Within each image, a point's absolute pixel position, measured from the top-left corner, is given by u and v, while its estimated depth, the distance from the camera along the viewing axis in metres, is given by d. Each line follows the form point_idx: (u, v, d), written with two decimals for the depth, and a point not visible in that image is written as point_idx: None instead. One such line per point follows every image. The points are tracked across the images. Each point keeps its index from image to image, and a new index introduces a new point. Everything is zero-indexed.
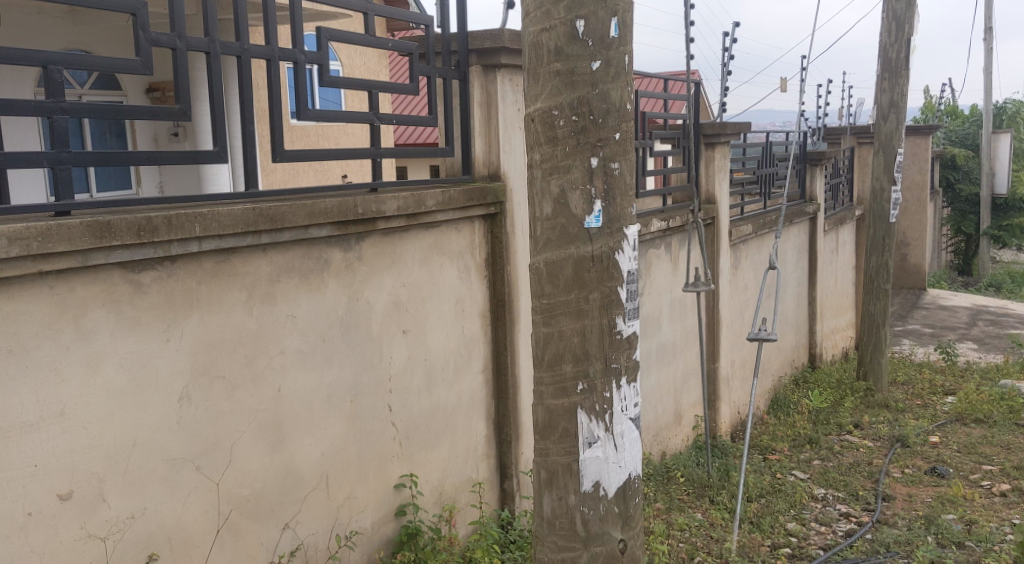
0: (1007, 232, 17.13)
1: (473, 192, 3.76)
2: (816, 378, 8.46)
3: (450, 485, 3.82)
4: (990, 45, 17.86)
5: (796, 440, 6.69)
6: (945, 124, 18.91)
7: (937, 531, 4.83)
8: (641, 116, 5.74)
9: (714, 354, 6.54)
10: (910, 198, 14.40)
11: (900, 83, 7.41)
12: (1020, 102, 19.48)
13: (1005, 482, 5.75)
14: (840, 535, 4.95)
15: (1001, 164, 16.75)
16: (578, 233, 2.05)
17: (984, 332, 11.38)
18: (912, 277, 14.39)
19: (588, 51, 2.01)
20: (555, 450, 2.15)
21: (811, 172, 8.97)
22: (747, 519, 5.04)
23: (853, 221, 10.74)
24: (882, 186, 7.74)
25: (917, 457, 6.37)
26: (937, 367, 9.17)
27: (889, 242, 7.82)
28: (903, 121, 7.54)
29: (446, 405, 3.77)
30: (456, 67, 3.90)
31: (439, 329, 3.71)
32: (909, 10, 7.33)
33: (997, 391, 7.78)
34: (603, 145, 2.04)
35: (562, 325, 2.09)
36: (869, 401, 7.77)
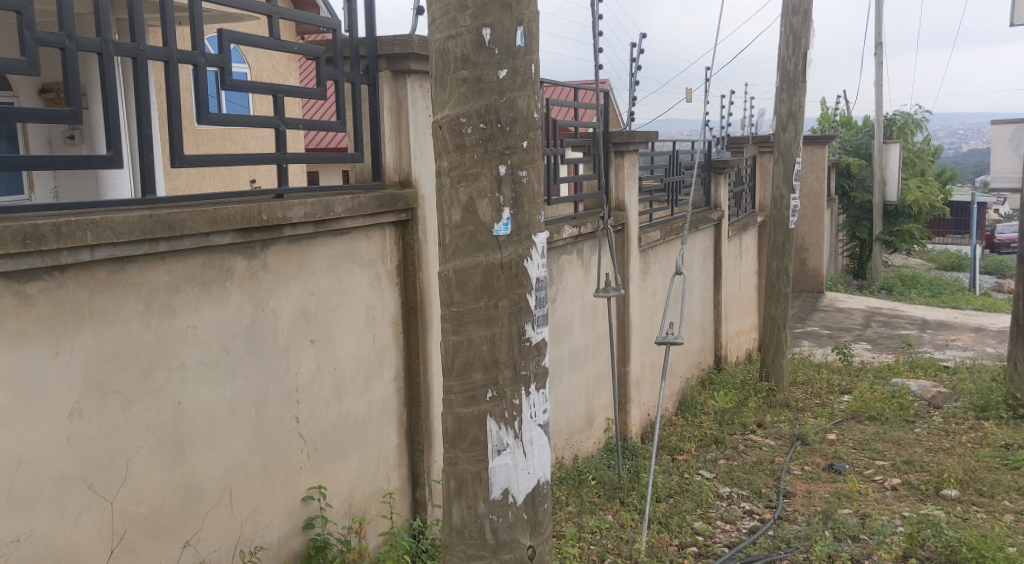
0: (898, 237, 18.03)
1: (382, 199, 3.72)
2: (722, 380, 8.69)
3: (361, 496, 3.76)
4: (880, 61, 18.76)
5: (702, 440, 6.87)
6: (840, 134, 19.74)
7: (834, 525, 5.02)
8: (552, 124, 5.79)
9: (624, 358, 6.64)
10: (808, 205, 15.00)
11: (798, 94, 7.70)
12: (908, 114, 20.51)
13: (896, 477, 6.04)
14: (744, 532, 5.09)
15: (891, 173, 17.61)
16: (486, 240, 2.06)
17: (877, 333, 11.93)
18: (810, 280, 14.97)
19: (494, 59, 2.03)
20: (464, 458, 2.14)
21: (715, 180, 9.19)
22: (656, 519, 5.14)
23: (755, 226, 11.10)
24: (782, 194, 8.04)
25: (816, 454, 6.62)
26: (834, 367, 9.55)
27: (789, 247, 8.09)
28: (801, 131, 7.83)
29: (356, 415, 3.71)
30: (365, 72, 3.86)
31: (348, 338, 3.65)
32: (806, 25, 7.64)
33: (890, 389, 8.15)
34: (510, 152, 2.05)
35: (472, 332, 2.09)
36: (771, 400, 8.03)
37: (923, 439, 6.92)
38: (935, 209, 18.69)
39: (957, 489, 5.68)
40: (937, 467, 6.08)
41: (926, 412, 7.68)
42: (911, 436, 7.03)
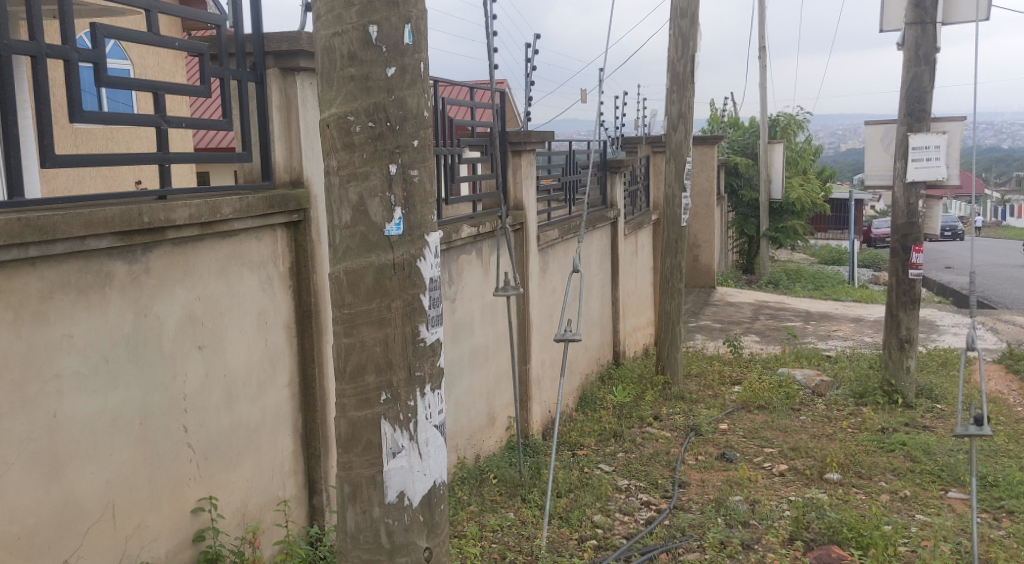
0: (782, 233, 18.79)
1: (273, 199, 3.62)
2: (621, 375, 8.86)
3: (254, 505, 3.65)
4: (764, 64, 19.51)
5: (601, 435, 6.99)
6: (728, 134, 20.42)
7: (726, 513, 5.18)
8: (448, 124, 5.77)
9: (525, 356, 6.68)
10: (699, 203, 15.44)
11: (687, 96, 7.92)
12: (790, 115, 21.39)
13: (783, 463, 6.30)
14: (641, 523, 5.21)
15: (776, 172, 18.34)
16: (377, 241, 2.04)
17: (765, 325, 12.41)
18: (702, 276, 15.44)
19: (382, 57, 2.01)
20: (358, 463, 2.11)
21: (611, 179, 9.36)
22: (556, 515, 5.19)
23: (650, 225, 11.36)
24: (673, 192, 8.25)
25: (709, 444, 6.82)
26: (726, 359, 9.88)
27: (681, 244, 8.32)
28: (691, 132, 8.05)
29: (248, 422, 3.61)
30: (252, 69, 3.75)
31: (239, 343, 3.54)
32: (693, 28, 7.87)
33: (777, 379, 8.49)
34: (401, 152, 2.04)
35: (364, 334, 2.07)
36: (666, 393, 8.25)
37: (809, 426, 7.24)
38: (817, 206, 19.56)
39: (839, 472, 5.97)
40: (820, 452, 6.37)
41: (810, 400, 8.04)
42: (797, 423, 7.34)
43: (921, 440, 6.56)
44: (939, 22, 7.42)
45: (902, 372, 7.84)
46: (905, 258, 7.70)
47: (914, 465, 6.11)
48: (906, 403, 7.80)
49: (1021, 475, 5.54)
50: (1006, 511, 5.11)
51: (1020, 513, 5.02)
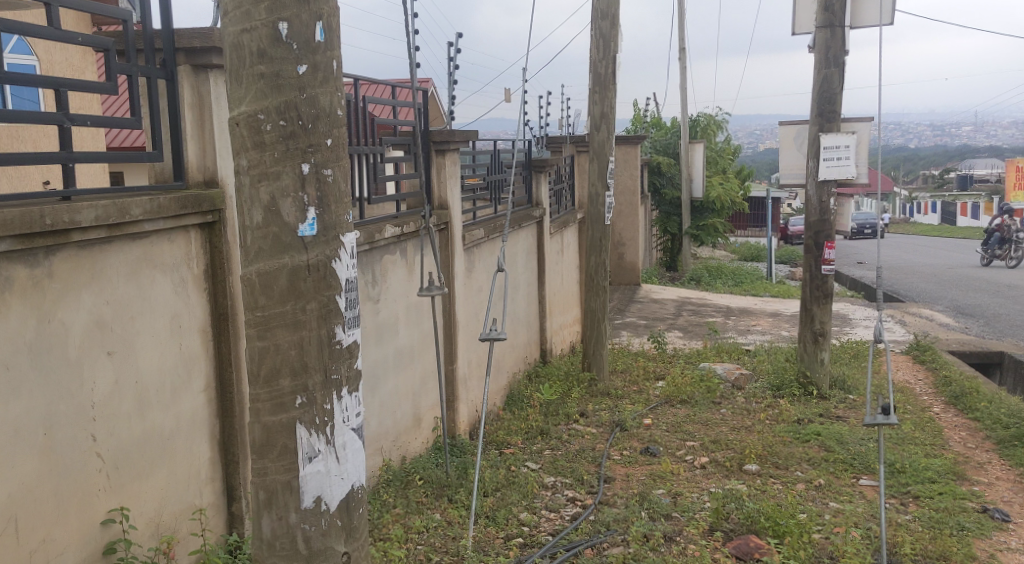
0: (703, 231, 19.20)
1: (186, 200, 3.52)
2: (547, 372, 8.91)
3: (168, 514, 3.54)
4: (684, 65, 19.87)
5: (528, 433, 7.01)
6: (650, 134, 20.74)
7: (649, 506, 5.26)
8: (369, 123, 5.71)
9: (451, 355, 6.66)
10: (622, 202, 15.64)
11: (609, 96, 8.02)
12: (710, 115, 21.84)
13: (704, 455, 6.44)
14: (567, 519, 5.25)
15: (697, 172, 18.71)
16: (290, 241, 2.01)
17: (687, 321, 12.65)
18: (626, 274, 15.65)
19: (293, 54, 1.99)
20: (272, 468, 2.07)
21: (536, 179, 9.40)
22: (483, 514, 5.19)
23: (575, 223, 11.45)
24: (597, 192, 8.34)
25: (633, 439, 6.92)
26: (650, 355, 10.04)
27: (605, 243, 8.41)
28: (613, 131, 8.15)
29: (162, 429, 3.50)
30: (162, 66, 3.64)
31: (151, 349, 3.43)
32: (613, 29, 7.97)
33: (698, 374, 8.68)
34: (313, 151, 2.01)
35: (278, 337, 2.03)
36: (592, 390, 8.34)
37: (729, 419, 7.41)
38: (736, 204, 20.05)
39: (757, 463, 6.14)
40: (740, 444, 6.54)
41: (730, 393, 8.23)
42: (718, 416, 7.51)
43: (834, 430, 6.79)
44: (847, 26, 7.67)
45: (816, 364, 8.10)
46: (818, 254, 7.96)
47: (828, 454, 6.32)
48: (820, 394, 8.06)
49: (926, 462, 5.79)
50: (912, 495, 5.32)
51: (926, 498, 5.24)
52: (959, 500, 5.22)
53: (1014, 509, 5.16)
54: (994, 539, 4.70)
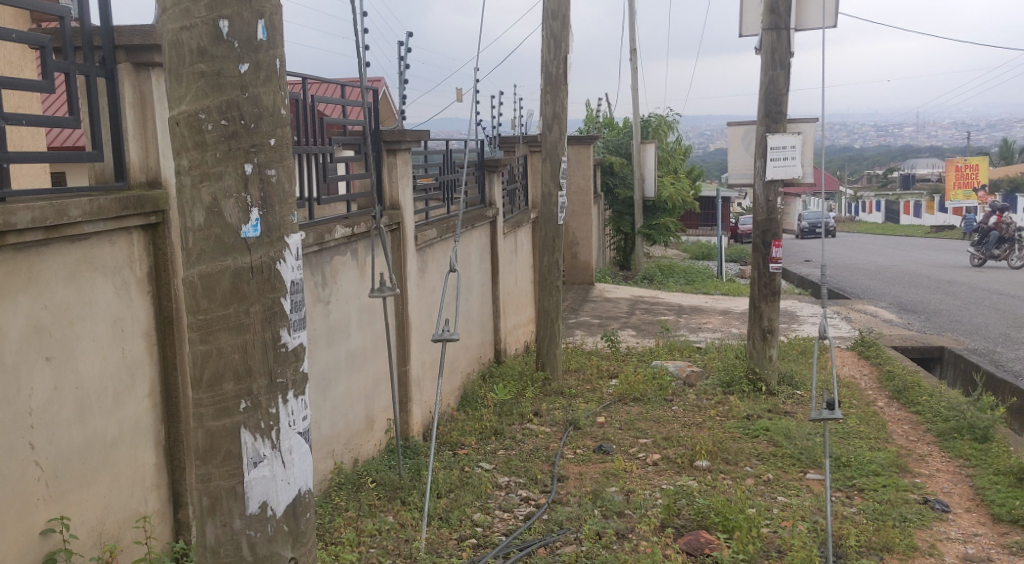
0: (655, 230, 19.39)
1: (128, 201, 3.44)
2: (501, 372, 8.91)
3: (112, 522, 3.46)
4: (635, 66, 20.03)
5: (482, 433, 7.00)
6: (603, 134, 20.86)
7: (602, 504, 5.29)
8: (318, 123, 5.64)
9: (404, 357, 6.62)
10: (575, 202, 15.72)
11: (561, 96, 8.05)
12: (661, 115, 22.05)
13: (656, 452, 6.50)
14: (520, 519, 5.26)
15: (648, 171, 18.88)
16: (233, 243, 1.98)
17: (640, 319, 12.77)
18: (580, 273, 15.73)
19: (234, 52, 1.96)
20: (217, 474, 2.04)
21: (489, 178, 9.40)
22: (436, 516, 5.17)
23: (529, 223, 11.48)
24: (550, 191, 8.36)
25: (587, 437, 6.96)
26: (604, 354, 10.10)
27: (558, 242, 8.43)
28: (565, 131, 8.18)
29: (105, 435, 3.42)
30: (101, 64, 3.55)
31: (92, 353, 3.35)
32: (564, 30, 8.00)
33: (651, 372, 8.75)
34: (256, 151, 1.99)
35: (221, 341, 2.00)
36: (546, 389, 8.36)
37: (680, 416, 7.50)
38: (687, 203, 20.28)
39: (708, 459, 6.22)
40: (691, 440, 6.61)
41: (681, 390, 8.32)
42: (670, 413, 7.59)
43: (782, 425, 6.91)
44: (792, 28, 7.80)
45: (765, 361, 8.23)
46: (766, 253, 8.09)
47: (776, 449, 6.43)
48: (769, 390, 8.19)
49: (870, 455, 5.92)
50: (857, 488, 5.43)
51: (870, 490, 5.36)
52: (902, 491, 5.36)
53: (954, 500, 5.31)
54: (935, 529, 4.83)
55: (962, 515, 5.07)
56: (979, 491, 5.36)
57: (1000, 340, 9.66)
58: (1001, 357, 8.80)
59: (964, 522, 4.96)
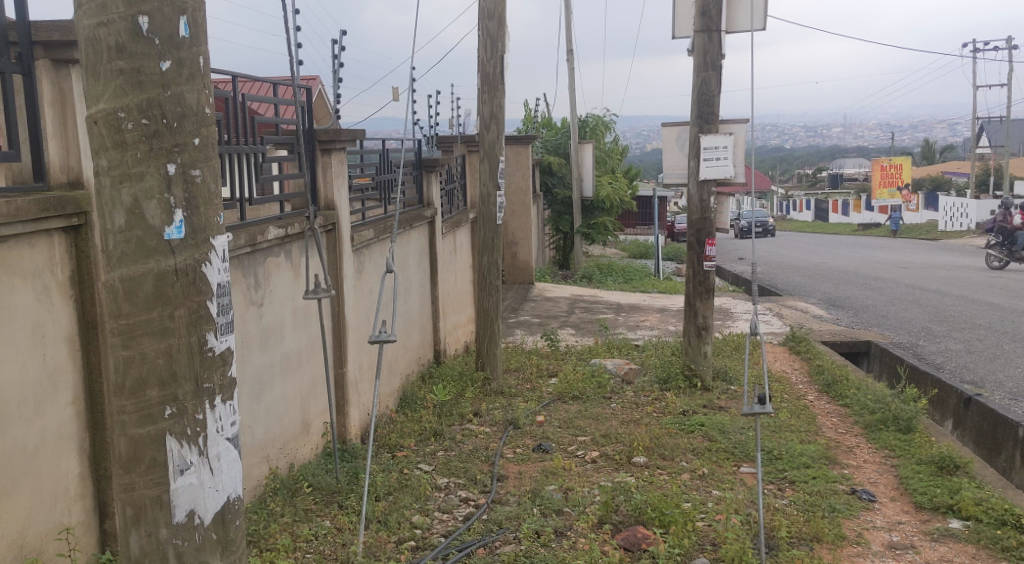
0: (594, 229, 19.54)
1: (47, 203, 3.32)
2: (441, 373, 8.87)
3: (33, 535, 3.34)
4: (572, 67, 20.15)
5: (421, 434, 6.96)
6: (541, 134, 20.94)
7: (541, 503, 5.31)
8: (249, 122, 5.53)
9: (341, 359, 6.53)
10: (514, 201, 15.74)
11: (498, 96, 8.06)
12: (598, 116, 22.23)
13: (595, 450, 6.56)
14: (460, 520, 5.24)
15: (586, 171, 19.00)
16: (156, 245, 1.94)
17: (579, 318, 12.85)
18: (519, 272, 15.77)
19: (155, 49, 1.92)
20: (141, 483, 1.99)
21: (427, 178, 9.35)
22: (374, 519, 5.12)
23: (467, 223, 11.45)
24: (488, 191, 8.36)
25: (527, 436, 6.97)
26: (543, 352, 10.14)
27: (497, 242, 8.42)
28: (502, 131, 8.18)
29: (25, 445, 3.30)
30: (17, 60, 3.41)
31: (10, 361, 3.22)
32: (500, 30, 8.00)
33: (589, 370, 8.82)
34: (180, 150, 1.95)
35: (144, 346, 1.95)
36: (486, 389, 8.36)
37: (619, 413, 7.57)
38: (624, 202, 20.49)
39: (645, 455, 6.30)
40: (628, 437, 6.69)
41: (620, 388, 8.41)
42: (608, 411, 7.67)
43: (716, 420, 7.04)
44: (723, 31, 7.94)
45: (700, 357, 8.36)
46: (701, 251, 8.22)
47: (711, 444, 6.54)
48: (704, 386, 8.33)
49: (801, 448, 6.07)
50: (788, 480, 5.56)
51: (801, 482, 5.49)
52: (831, 483, 5.50)
53: (880, 489, 5.48)
54: (861, 518, 4.97)
55: (888, 504, 5.23)
56: (903, 481, 5.54)
57: (923, 334, 10.00)
58: (924, 350, 9.11)
59: (889, 511, 5.12)
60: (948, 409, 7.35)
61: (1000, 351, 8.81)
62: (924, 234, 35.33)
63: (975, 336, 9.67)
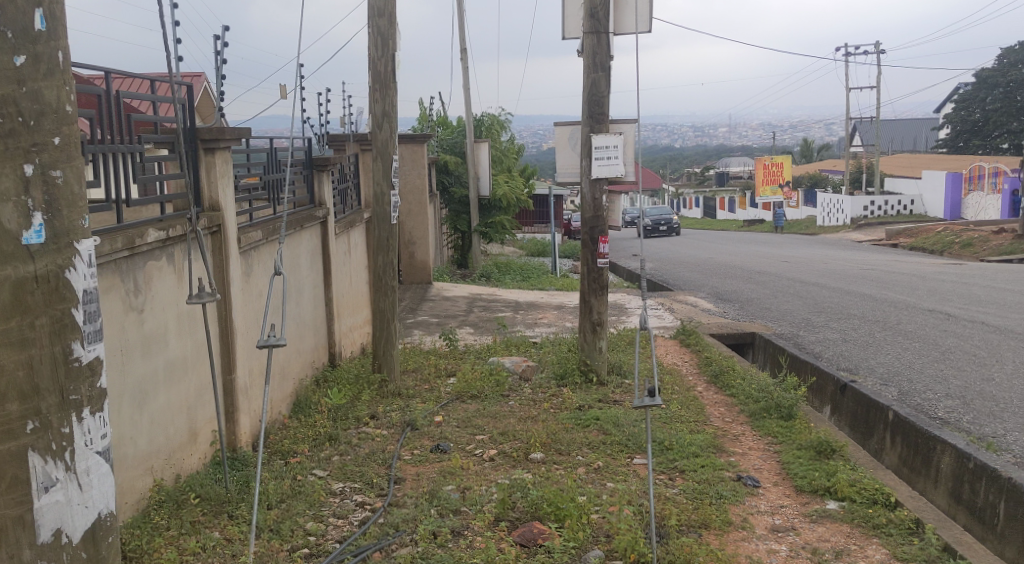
0: (492, 228, 19.61)
1: None
2: (336, 376, 8.72)
3: None
4: (466, 66, 20.15)
5: (316, 439, 6.83)
6: (437, 133, 20.86)
7: (438, 503, 5.28)
8: (125, 119, 5.29)
9: (229, 366, 6.32)
10: (410, 201, 15.63)
11: (390, 94, 7.97)
12: (494, 115, 22.30)
13: (492, 448, 6.58)
14: (355, 524, 5.17)
15: (483, 170, 19.00)
16: (15, 251, 2.05)
17: (478, 317, 12.87)
18: (417, 272, 15.66)
19: (9, 43, 2.02)
20: (4, 503, 2.08)
21: (318, 178, 9.18)
22: (265, 528, 5.00)
23: (362, 223, 11.29)
24: (382, 191, 8.25)
25: (424, 437, 6.93)
26: (441, 352, 10.12)
27: (392, 242, 8.30)
28: (395, 130, 8.10)
29: None
30: None
31: None
32: (391, 28, 7.92)
33: (487, 368, 8.85)
34: (39, 150, 2.06)
35: (4, 359, 2.05)
36: (382, 391, 8.26)
37: (516, 410, 7.62)
38: (521, 201, 20.66)
39: (542, 451, 6.36)
40: (525, 433, 6.75)
41: (518, 385, 8.47)
42: (506, 408, 7.71)
43: (611, 413, 7.17)
44: (611, 32, 8.08)
45: (595, 353, 8.51)
46: (594, 249, 8.35)
47: (606, 437, 6.67)
48: (600, 380, 8.49)
49: (690, 438, 6.25)
50: (678, 469, 5.72)
51: (690, 471, 5.66)
52: (718, 470, 5.70)
53: (764, 475, 5.70)
54: (746, 503, 5.16)
55: (770, 488, 5.46)
56: (784, 465, 5.79)
57: (803, 324, 10.48)
58: (804, 340, 9.55)
59: (772, 496, 5.33)
60: (825, 396, 7.72)
61: (873, 339, 9.31)
62: (804, 229, 37.00)
63: (850, 326, 10.18)
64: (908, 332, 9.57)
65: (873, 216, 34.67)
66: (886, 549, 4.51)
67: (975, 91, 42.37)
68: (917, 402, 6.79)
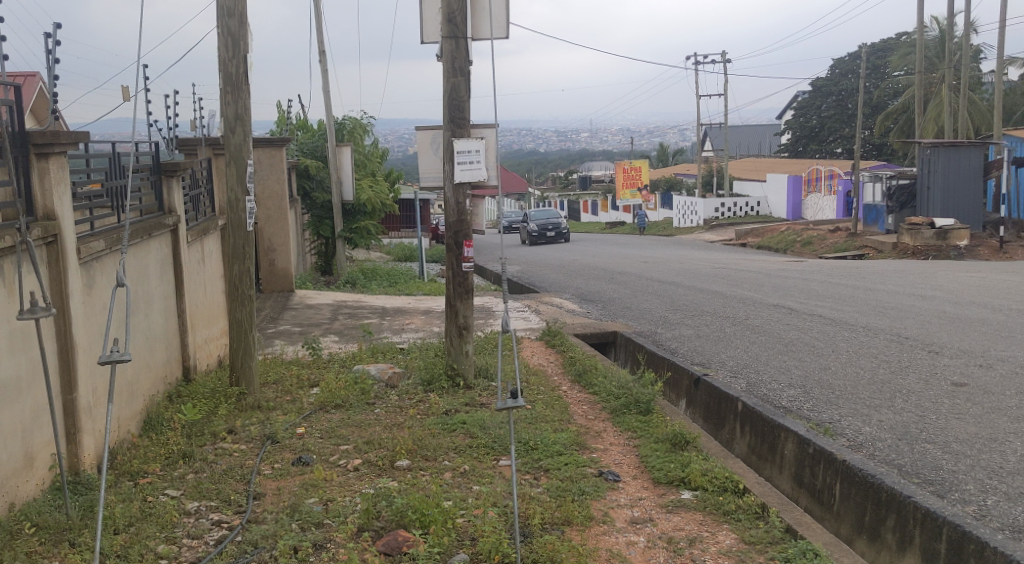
0: (356, 233, 19.30)
1: None
2: (191, 391, 8.33)
3: None
4: (326, 69, 19.76)
5: (168, 458, 6.51)
6: (296, 136, 20.33)
7: (300, 517, 5.14)
8: None
9: (69, 385, 5.91)
10: (269, 206, 15.15)
11: (242, 97, 7.72)
12: (355, 118, 21.96)
13: (357, 457, 6.47)
14: (211, 544, 4.97)
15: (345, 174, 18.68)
16: None
17: (342, 324, 12.63)
18: (279, 280, 15.20)
19: None
20: None
21: (167, 184, 8.77)
22: (111, 553, 4.72)
23: (216, 230, 10.86)
24: (237, 196, 7.94)
25: (285, 450, 6.73)
26: (303, 362, 9.85)
27: (248, 250, 8.00)
28: (249, 133, 7.83)
29: None
30: None
31: None
32: (242, 28, 7.67)
33: (352, 377, 8.68)
34: None
35: None
36: (241, 404, 7.95)
37: (381, 418, 7.52)
38: (385, 206, 20.44)
39: (407, 458, 6.30)
40: (391, 441, 6.66)
41: (383, 392, 8.38)
42: (371, 417, 7.60)
43: (477, 417, 7.20)
44: (468, 37, 8.11)
45: (462, 357, 8.52)
46: (458, 253, 8.34)
47: (472, 440, 6.69)
48: (466, 384, 8.51)
49: (554, 436, 6.35)
50: (543, 469, 5.80)
51: (554, 470, 5.76)
52: (580, 467, 5.82)
53: (624, 469, 5.87)
54: (607, 498, 5.29)
55: (630, 481, 5.62)
56: (642, 458, 5.99)
57: (661, 322, 10.85)
58: (662, 337, 9.89)
59: (631, 489, 5.49)
60: (681, 390, 8.03)
61: (724, 334, 9.76)
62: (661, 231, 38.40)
63: (703, 322, 10.63)
64: (756, 327, 10.08)
65: (724, 216, 36.37)
66: (735, 534, 4.72)
67: (813, 99, 45.24)
68: (763, 393, 7.17)
